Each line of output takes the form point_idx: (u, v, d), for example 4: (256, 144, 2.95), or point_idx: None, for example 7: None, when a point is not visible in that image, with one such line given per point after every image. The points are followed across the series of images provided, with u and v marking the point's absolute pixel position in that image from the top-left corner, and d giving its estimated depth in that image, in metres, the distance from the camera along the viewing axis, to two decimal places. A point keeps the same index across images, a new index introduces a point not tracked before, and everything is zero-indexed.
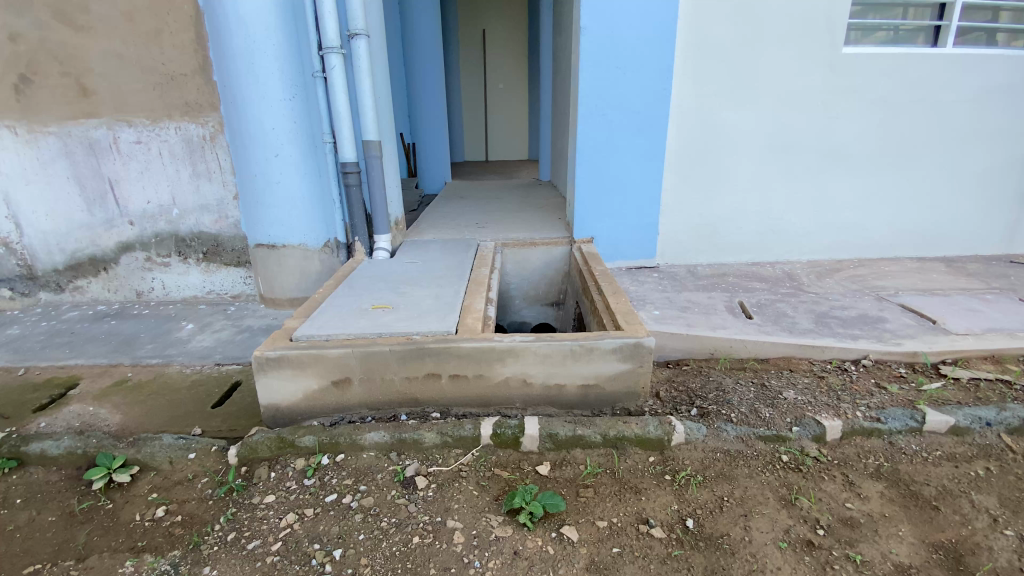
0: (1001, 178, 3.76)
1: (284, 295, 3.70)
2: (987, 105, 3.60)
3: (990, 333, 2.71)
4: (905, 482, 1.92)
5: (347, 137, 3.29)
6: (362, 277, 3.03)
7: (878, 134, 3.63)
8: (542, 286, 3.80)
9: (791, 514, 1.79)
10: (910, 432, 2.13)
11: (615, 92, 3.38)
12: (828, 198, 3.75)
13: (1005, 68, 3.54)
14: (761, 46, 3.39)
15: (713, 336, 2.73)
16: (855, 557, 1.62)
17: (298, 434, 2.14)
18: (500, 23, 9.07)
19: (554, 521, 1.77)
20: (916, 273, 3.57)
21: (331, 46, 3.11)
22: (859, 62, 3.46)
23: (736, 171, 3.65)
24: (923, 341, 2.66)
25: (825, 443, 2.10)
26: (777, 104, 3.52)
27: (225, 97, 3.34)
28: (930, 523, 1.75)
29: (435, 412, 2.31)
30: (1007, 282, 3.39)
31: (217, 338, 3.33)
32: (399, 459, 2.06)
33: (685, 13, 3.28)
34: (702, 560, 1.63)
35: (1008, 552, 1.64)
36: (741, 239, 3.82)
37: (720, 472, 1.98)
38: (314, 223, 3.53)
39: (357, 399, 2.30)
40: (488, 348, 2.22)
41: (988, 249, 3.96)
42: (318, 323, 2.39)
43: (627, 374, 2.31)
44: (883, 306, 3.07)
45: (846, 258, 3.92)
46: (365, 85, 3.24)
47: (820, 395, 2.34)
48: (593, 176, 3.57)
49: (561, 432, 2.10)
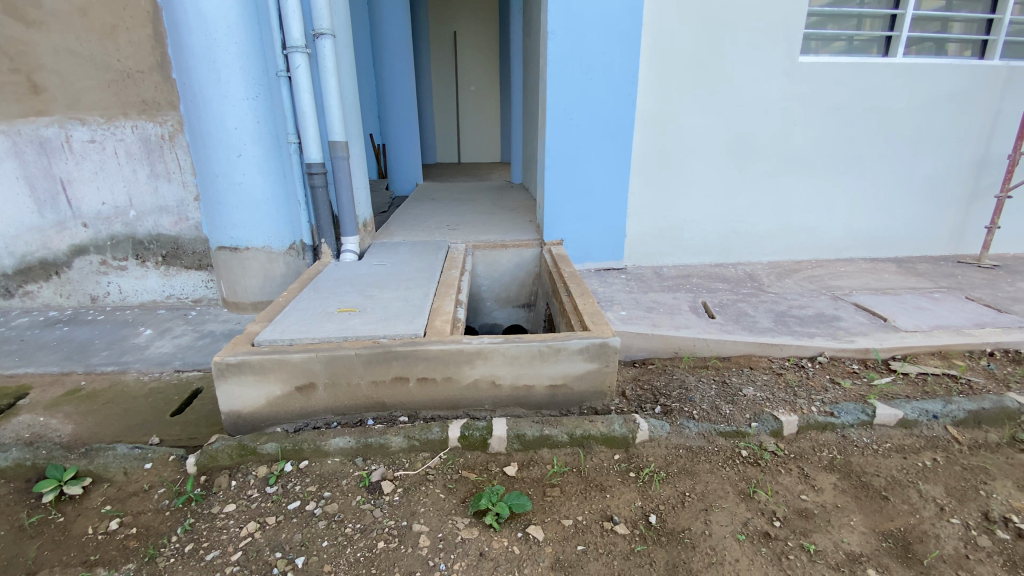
0: (948, 183, 3.97)
1: (248, 299, 3.61)
2: (933, 113, 3.80)
3: (937, 330, 2.86)
4: (856, 473, 2.01)
5: (313, 137, 3.23)
6: (328, 279, 2.99)
7: (834, 140, 3.77)
8: (513, 288, 3.81)
9: (750, 507, 1.85)
10: (861, 424, 2.22)
11: (583, 95, 3.43)
12: (786, 201, 3.89)
13: (949, 78, 3.73)
14: (722, 53, 3.49)
15: (677, 335, 2.79)
16: (808, 547, 1.68)
17: (260, 441, 2.09)
18: (471, 25, 9.08)
19: (521, 521, 1.78)
20: (869, 274, 3.73)
21: (295, 46, 3.06)
22: (814, 70, 3.60)
23: (700, 175, 3.75)
24: (874, 338, 2.78)
25: (782, 437, 2.17)
26: (738, 109, 3.63)
27: (185, 95, 3.25)
28: (880, 513, 1.83)
29: (403, 416, 2.30)
30: (954, 281, 3.57)
31: (177, 344, 3.23)
32: (365, 464, 2.04)
33: (650, 19, 3.36)
34: (664, 555, 1.66)
35: (954, 539, 1.73)
36: (705, 241, 3.92)
37: (683, 467, 2.03)
38: (279, 225, 3.45)
39: (322, 404, 2.26)
40: (456, 350, 2.22)
41: (936, 250, 4.17)
42: (282, 328, 2.34)
43: (593, 373, 2.34)
44: (839, 305, 3.20)
45: (804, 259, 4.07)
46: (331, 86, 3.19)
47: (778, 391, 2.43)
48: (562, 179, 3.60)
49: (529, 432, 2.12)
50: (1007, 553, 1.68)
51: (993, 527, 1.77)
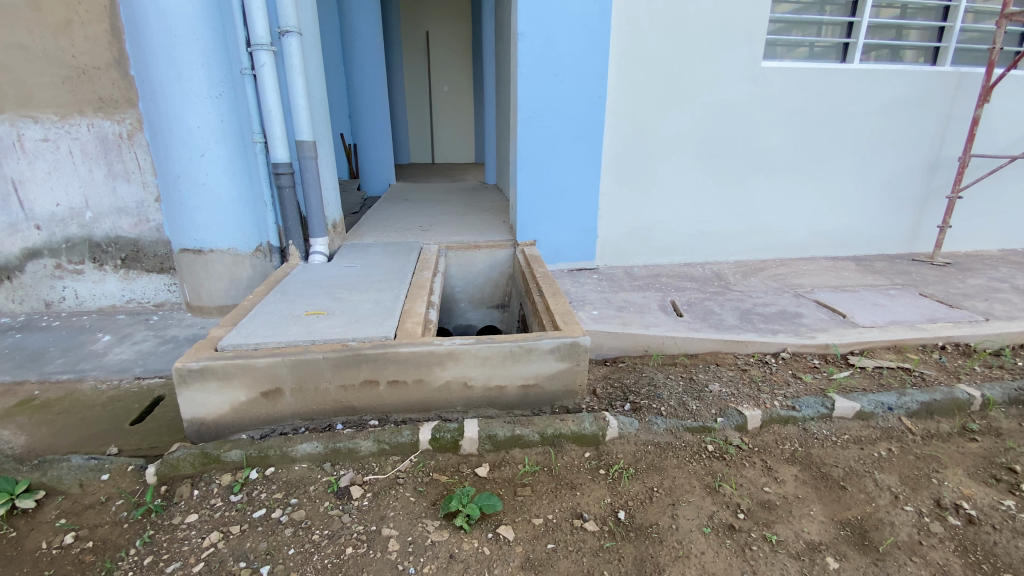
0: (903, 184, 4.14)
1: (212, 303, 3.51)
2: (888, 117, 3.96)
3: (892, 325, 2.98)
4: (816, 464, 2.08)
5: (279, 136, 3.17)
6: (296, 282, 2.93)
7: (796, 143, 3.89)
8: (486, 289, 3.81)
9: (715, 500, 1.89)
10: (822, 417, 2.30)
11: (554, 97, 3.45)
12: (752, 202, 3.99)
13: (904, 83, 3.90)
14: (689, 57, 3.57)
15: (646, 334, 2.84)
16: (770, 537, 1.73)
17: (224, 449, 2.03)
18: (444, 25, 9.04)
19: (491, 522, 1.78)
20: (830, 272, 3.87)
21: (260, 43, 3.00)
22: (776, 75, 3.71)
23: (669, 177, 3.82)
24: (834, 334, 2.88)
25: (746, 431, 2.23)
26: (704, 112, 3.71)
27: (145, 92, 3.15)
28: (838, 502, 1.90)
29: (373, 420, 2.27)
30: (908, 279, 3.73)
31: (137, 350, 3.11)
32: (333, 469, 2.01)
33: (620, 22, 3.40)
34: (632, 550, 1.69)
35: (908, 526, 1.81)
36: (674, 241, 4.00)
37: (651, 463, 2.06)
38: (245, 227, 3.37)
39: (289, 410, 2.21)
40: (427, 352, 2.20)
41: (893, 248, 4.34)
42: (247, 332, 2.29)
43: (564, 373, 2.36)
44: (801, 302, 3.30)
45: (769, 258, 4.18)
46: (297, 84, 3.13)
47: (742, 387, 2.49)
48: (534, 180, 3.62)
49: (500, 432, 2.12)
50: (957, 538, 1.76)
51: (945, 514, 1.86)
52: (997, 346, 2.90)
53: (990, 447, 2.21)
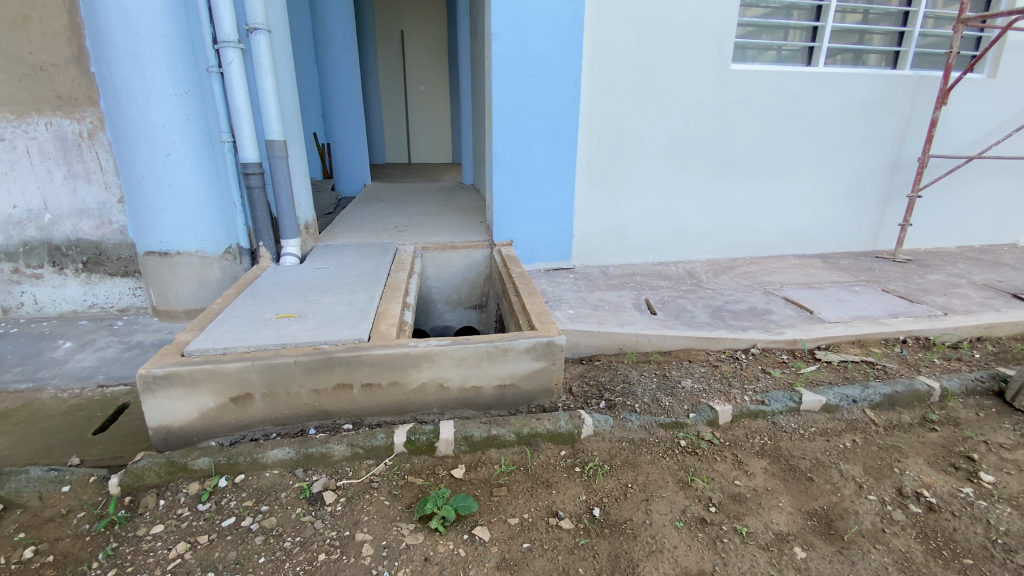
0: (866, 184, 4.28)
1: (180, 306, 3.41)
2: (852, 119, 4.09)
3: (856, 321, 3.08)
4: (785, 457, 2.14)
5: (248, 136, 3.08)
6: (267, 284, 2.87)
7: (764, 144, 3.99)
8: (463, 289, 3.80)
9: (688, 494, 1.93)
10: (790, 411, 2.36)
11: (528, 97, 3.46)
12: (722, 202, 4.08)
13: (867, 86, 4.02)
14: (660, 59, 3.62)
15: (621, 332, 2.87)
16: (741, 529, 1.77)
17: (192, 456, 1.98)
18: (419, 25, 8.98)
19: (467, 522, 1.78)
20: (798, 269, 3.98)
21: (228, 40, 2.91)
22: (745, 77, 3.79)
23: (642, 177, 3.87)
24: (801, 329, 2.97)
25: (718, 426, 2.28)
26: (676, 114, 3.77)
27: (108, 90, 3.05)
28: (806, 493, 1.96)
29: (347, 424, 2.24)
30: (872, 275, 3.87)
31: (100, 357, 3.00)
32: (305, 475, 1.97)
33: (592, 24, 3.43)
34: (607, 547, 1.70)
35: (871, 514, 1.87)
36: (648, 241, 4.05)
37: (625, 460, 2.09)
38: (214, 228, 3.29)
39: (260, 415, 2.17)
40: (401, 354, 2.18)
41: (858, 246, 4.49)
42: (216, 336, 2.23)
43: (539, 372, 2.37)
44: (770, 299, 3.39)
45: (740, 256, 4.28)
46: (266, 82, 3.06)
47: (714, 382, 2.54)
48: (509, 180, 3.62)
49: (476, 433, 2.11)
50: (918, 525, 1.83)
51: (907, 502, 1.93)
52: (955, 339, 3.03)
53: (948, 436, 2.30)
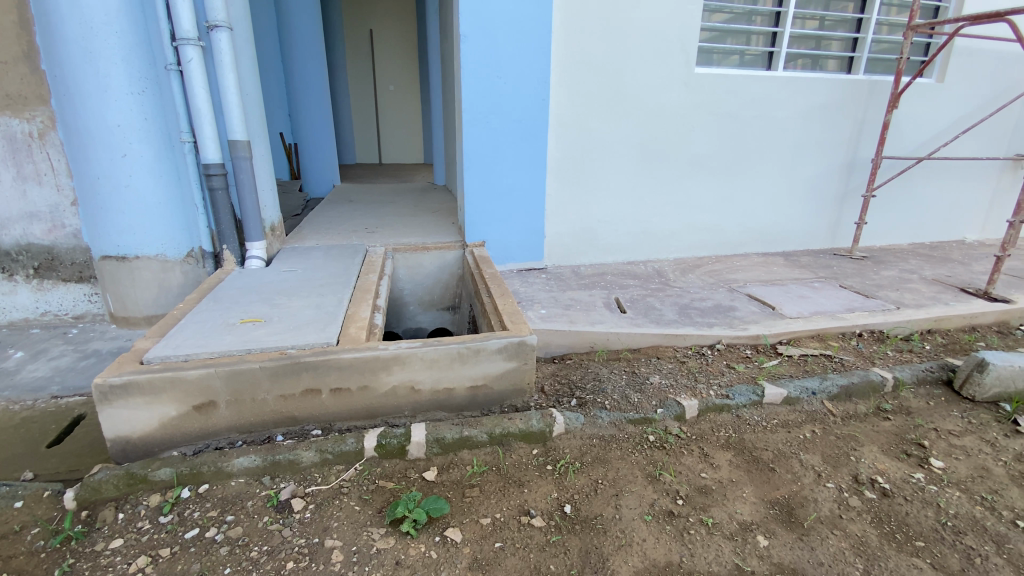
0: (824, 184, 4.46)
1: (140, 312, 3.30)
2: (811, 122, 4.24)
3: (815, 316, 3.20)
4: (748, 449, 2.21)
5: (210, 136, 3.02)
6: (232, 288, 2.80)
7: (728, 145, 4.11)
8: (436, 291, 3.78)
9: (656, 488, 1.97)
10: (753, 404, 2.44)
11: (497, 98, 3.47)
12: (688, 202, 4.18)
13: (824, 89, 4.18)
14: (627, 63, 3.68)
15: (592, 330, 2.91)
16: (707, 520, 1.83)
17: (152, 467, 1.92)
18: (389, 24, 8.89)
19: (438, 525, 1.77)
20: (761, 267, 4.11)
21: (187, 38, 2.85)
22: (709, 81, 3.89)
23: (611, 178, 3.93)
24: (764, 325, 3.07)
25: (685, 420, 2.35)
26: (643, 116, 3.84)
27: (59, 88, 2.92)
28: (768, 483, 2.03)
29: (316, 429, 2.21)
30: (830, 272, 4.03)
31: (54, 367, 2.87)
32: (273, 482, 1.93)
33: (560, 26, 3.46)
34: (578, 542, 1.73)
35: (829, 501, 1.95)
36: (618, 240, 4.12)
37: (596, 456, 2.12)
38: (174, 232, 3.18)
39: (225, 423, 2.11)
40: (371, 357, 2.15)
41: (817, 243, 4.66)
42: (177, 343, 2.16)
43: (511, 372, 2.38)
44: (735, 296, 3.49)
45: (706, 254, 4.39)
46: (228, 81, 2.99)
47: (680, 378, 2.61)
48: (480, 181, 3.63)
49: (448, 435, 2.11)
50: (873, 510, 1.92)
51: (862, 488, 2.02)
52: (907, 332, 3.18)
53: (901, 424, 2.42)
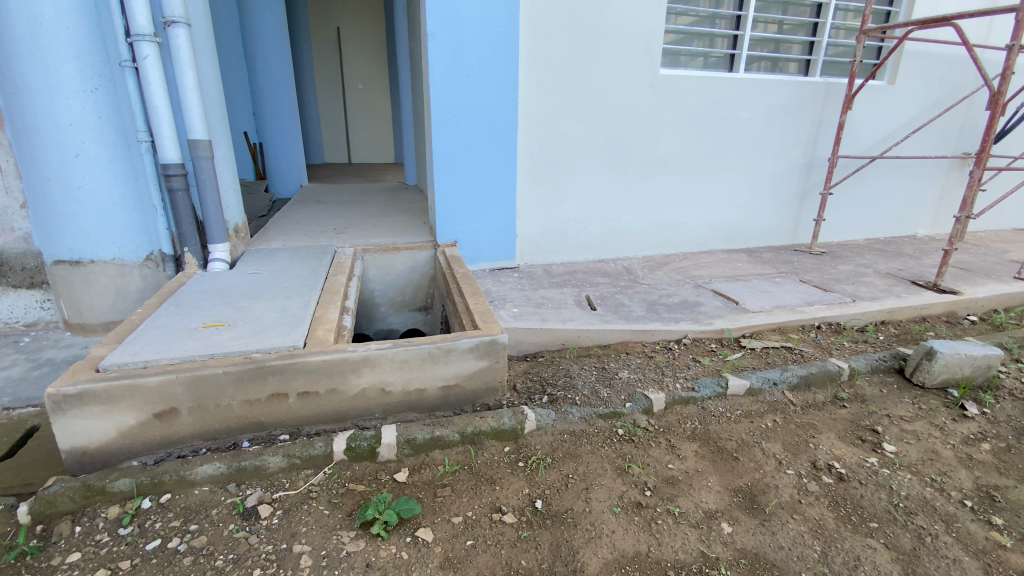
0: (785, 183, 4.62)
1: (96, 319, 3.18)
2: (771, 122, 4.38)
3: (776, 309, 3.32)
4: (713, 439, 2.28)
5: (168, 135, 2.91)
6: (194, 292, 2.72)
7: (693, 145, 4.21)
8: (407, 292, 3.76)
9: (625, 480, 2.02)
10: (717, 396, 2.51)
11: (466, 98, 3.47)
12: (656, 201, 4.26)
13: (784, 91, 4.33)
14: (594, 63, 3.73)
15: (563, 328, 2.94)
16: (674, 510, 1.88)
17: (110, 478, 1.85)
18: (357, 21, 8.76)
19: (410, 525, 1.77)
20: (726, 263, 4.22)
21: (142, 34, 2.73)
22: (673, 82, 3.98)
23: (580, 177, 3.98)
24: (728, 319, 3.16)
25: (652, 413, 2.40)
26: (610, 116, 3.90)
27: (4, 85, 2.78)
28: (732, 472, 2.10)
29: (284, 434, 2.17)
30: (791, 267, 4.17)
31: (4, 377, 2.73)
32: (239, 489, 1.90)
33: (527, 26, 3.48)
34: (549, 537, 1.76)
35: (789, 487, 2.03)
36: (588, 239, 4.17)
37: (567, 451, 2.16)
38: (131, 234, 3.07)
39: (187, 431, 2.06)
40: (339, 360, 2.12)
41: (779, 240, 4.83)
42: (135, 349, 2.09)
43: (483, 371, 2.39)
44: (701, 292, 3.59)
45: (674, 252, 4.49)
46: (187, 78, 2.90)
47: (648, 372, 2.67)
48: (450, 180, 3.62)
49: (419, 436, 2.11)
50: (831, 494, 2.01)
51: (820, 473, 2.11)
52: (862, 323, 3.32)
53: (856, 411, 2.53)
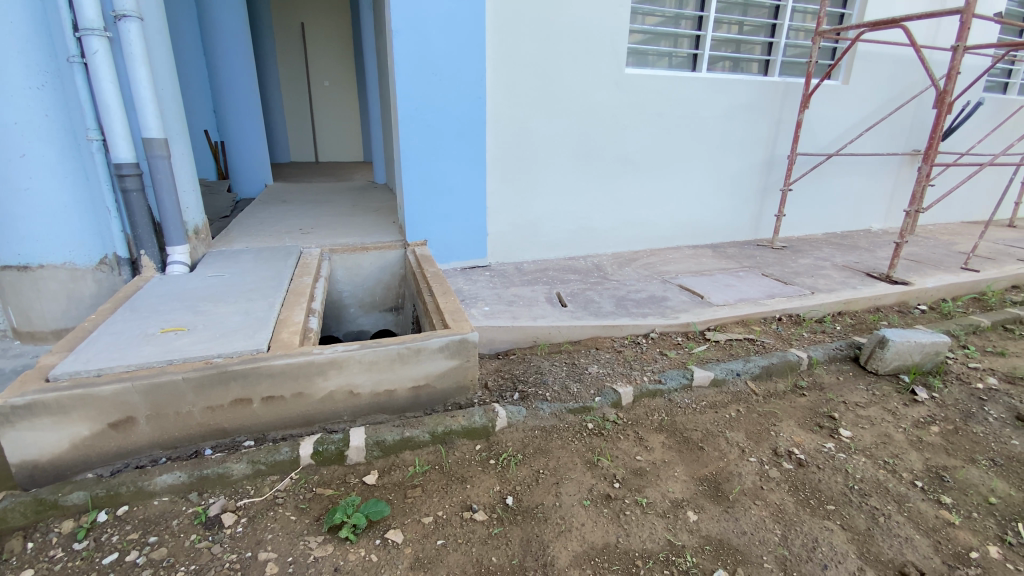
0: (748, 180, 4.75)
1: (47, 326, 3.04)
2: (734, 120, 4.50)
3: (739, 303, 3.42)
4: (679, 430, 2.34)
5: (121, 134, 2.80)
6: (152, 296, 2.63)
7: (660, 143, 4.29)
8: (377, 292, 3.72)
9: (595, 473, 2.05)
10: (683, 387, 2.58)
11: (433, 96, 3.45)
12: (624, 199, 4.33)
13: (745, 90, 4.45)
14: (561, 62, 3.76)
15: (534, 325, 2.96)
16: (641, 501, 1.92)
17: (64, 492, 1.78)
18: (321, 17, 8.57)
19: (379, 528, 1.76)
20: (692, 259, 4.32)
21: (91, 28, 2.62)
22: (639, 81, 4.05)
23: (549, 176, 4.01)
24: (694, 313, 3.24)
25: (621, 407, 2.45)
26: (578, 114, 3.94)
27: None
28: (698, 461, 2.16)
29: (248, 440, 2.13)
30: (754, 261, 4.31)
31: None
32: (201, 498, 1.85)
33: (494, 24, 3.47)
34: (520, 532, 1.77)
35: (751, 474, 2.10)
36: (558, 237, 4.21)
37: (537, 447, 2.18)
38: (84, 237, 2.94)
39: (146, 440, 1.99)
40: (305, 363, 2.09)
41: (743, 235, 4.97)
42: (87, 357, 2.01)
43: (453, 370, 2.38)
44: (667, 287, 3.67)
45: (642, 248, 4.58)
46: (140, 74, 2.79)
47: (617, 366, 2.72)
48: (419, 179, 3.60)
49: (389, 437, 2.09)
50: (790, 479, 2.09)
51: (781, 460, 2.19)
52: (820, 314, 3.46)
53: (815, 399, 2.64)
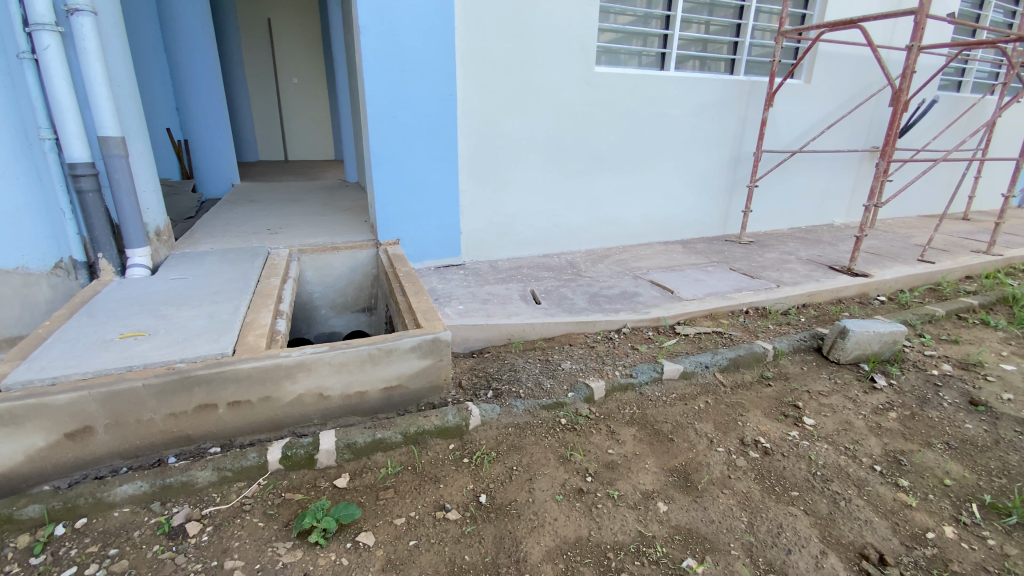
0: (716, 177, 4.86)
1: None
2: (702, 118, 4.58)
3: (708, 297, 3.50)
4: (650, 422, 2.38)
5: (75, 133, 2.69)
6: (111, 300, 2.54)
7: (630, 141, 4.35)
8: (349, 292, 3.67)
9: (567, 468, 2.08)
10: (654, 380, 2.63)
11: (402, 93, 3.42)
12: (596, 196, 4.37)
13: (712, 88, 4.54)
14: (531, 61, 3.77)
15: (507, 323, 2.97)
16: (613, 494, 1.95)
17: (18, 505, 1.71)
18: (289, 12, 8.39)
19: (350, 531, 1.75)
20: (663, 255, 4.40)
21: (41, 23, 2.51)
22: (608, 80, 4.08)
23: (521, 174, 4.02)
24: (664, 308, 3.30)
25: (594, 401, 2.48)
26: (549, 113, 3.96)
27: None
28: (668, 453, 2.21)
29: (214, 446, 2.08)
30: (722, 256, 4.41)
31: None
32: (164, 508, 1.80)
33: (462, 21, 3.46)
34: (493, 530, 1.78)
35: (719, 464, 2.16)
36: (531, 234, 4.23)
37: (511, 444, 2.19)
38: (38, 240, 2.80)
39: (105, 449, 1.93)
40: (272, 366, 2.05)
41: (711, 231, 5.08)
42: (41, 365, 1.93)
43: (425, 370, 2.37)
44: (639, 283, 3.72)
45: (614, 245, 4.63)
46: (95, 71, 2.68)
47: (590, 362, 2.75)
48: (390, 178, 3.56)
49: (360, 439, 2.07)
50: (756, 468, 2.15)
51: (747, 449, 2.25)
52: (786, 307, 3.56)
53: (780, 389, 2.72)
